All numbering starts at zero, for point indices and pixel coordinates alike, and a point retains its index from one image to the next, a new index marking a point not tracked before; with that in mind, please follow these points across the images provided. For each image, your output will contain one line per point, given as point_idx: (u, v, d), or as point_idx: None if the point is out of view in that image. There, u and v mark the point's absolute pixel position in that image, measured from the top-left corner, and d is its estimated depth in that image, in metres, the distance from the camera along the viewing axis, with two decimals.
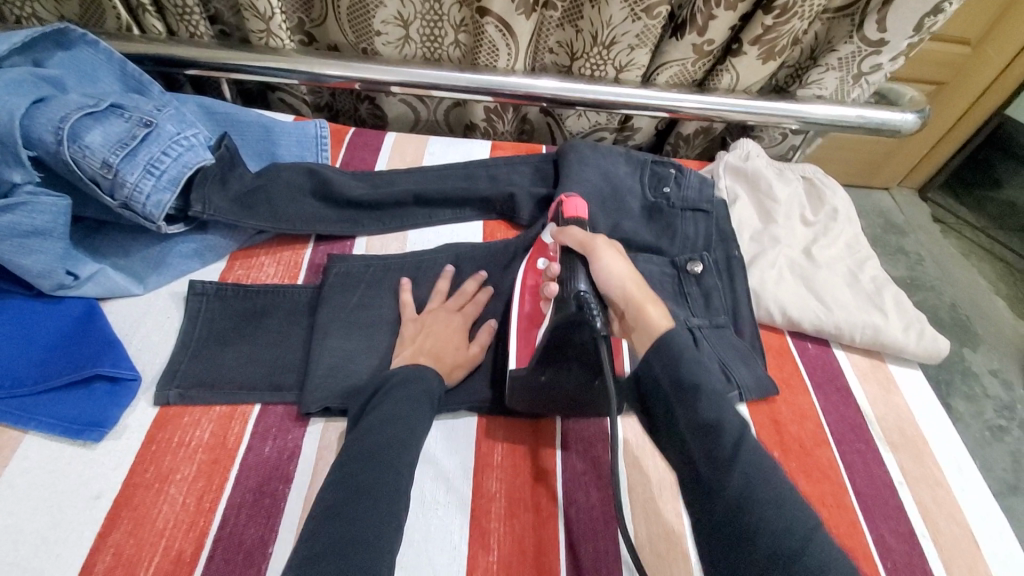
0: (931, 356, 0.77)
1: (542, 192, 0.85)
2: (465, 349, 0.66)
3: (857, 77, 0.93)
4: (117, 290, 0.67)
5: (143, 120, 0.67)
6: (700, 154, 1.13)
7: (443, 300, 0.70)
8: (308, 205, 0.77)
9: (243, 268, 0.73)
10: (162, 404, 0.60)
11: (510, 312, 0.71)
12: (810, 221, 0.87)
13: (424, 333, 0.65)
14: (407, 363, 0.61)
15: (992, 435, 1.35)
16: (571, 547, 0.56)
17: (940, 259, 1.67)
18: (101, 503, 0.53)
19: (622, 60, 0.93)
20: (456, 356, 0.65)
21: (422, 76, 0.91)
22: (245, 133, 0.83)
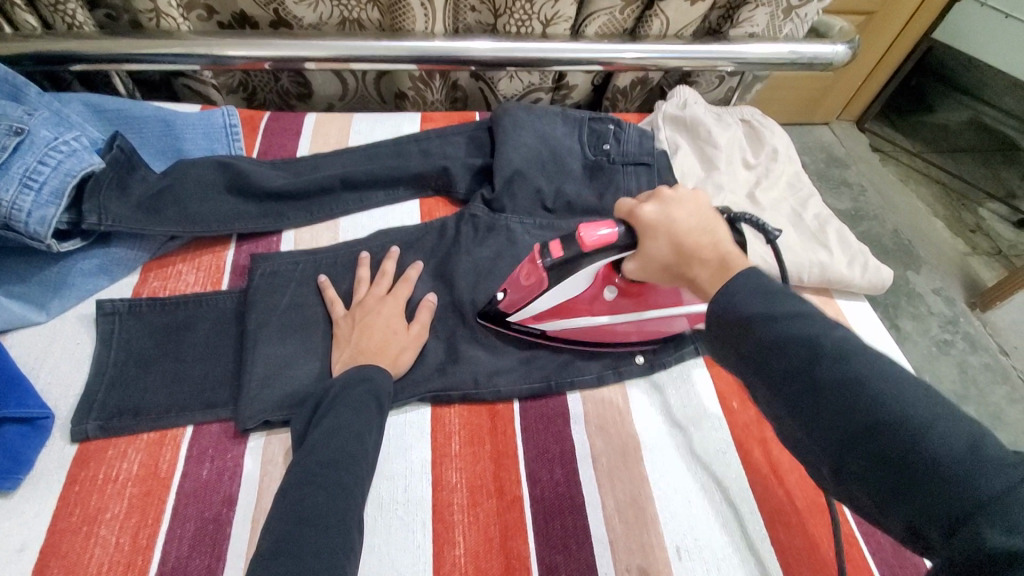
0: (875, 287, 0.78)
1: (478, 162, 0.81)
2: (411, 338, 0.63)
3: (788, 11, 0.92)
4: (15, 321, 0.60)
5: (11, 128, 0.59)
6: (639, 105, 1.10)
7: (386, 287, 0.66)
8: (224, 203, 0.71)
9: (159, 280, 0.67)
10: (81, 439, 0.55)
11: (596, 333, 0.65)
12: (751, 164, 0.86)
13: (366, 327, 0.61)
14: (354, 366, 0.57)
15: (938, 349, 1.42)
16: (538, 526, 0.55)
17: (880, 187, 1.71)
18: (25, 556, 0.48)
19: (548, 13, 0.88)
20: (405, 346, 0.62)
21: (337, 49, 0.84)
22: (144, 130, 0.74)
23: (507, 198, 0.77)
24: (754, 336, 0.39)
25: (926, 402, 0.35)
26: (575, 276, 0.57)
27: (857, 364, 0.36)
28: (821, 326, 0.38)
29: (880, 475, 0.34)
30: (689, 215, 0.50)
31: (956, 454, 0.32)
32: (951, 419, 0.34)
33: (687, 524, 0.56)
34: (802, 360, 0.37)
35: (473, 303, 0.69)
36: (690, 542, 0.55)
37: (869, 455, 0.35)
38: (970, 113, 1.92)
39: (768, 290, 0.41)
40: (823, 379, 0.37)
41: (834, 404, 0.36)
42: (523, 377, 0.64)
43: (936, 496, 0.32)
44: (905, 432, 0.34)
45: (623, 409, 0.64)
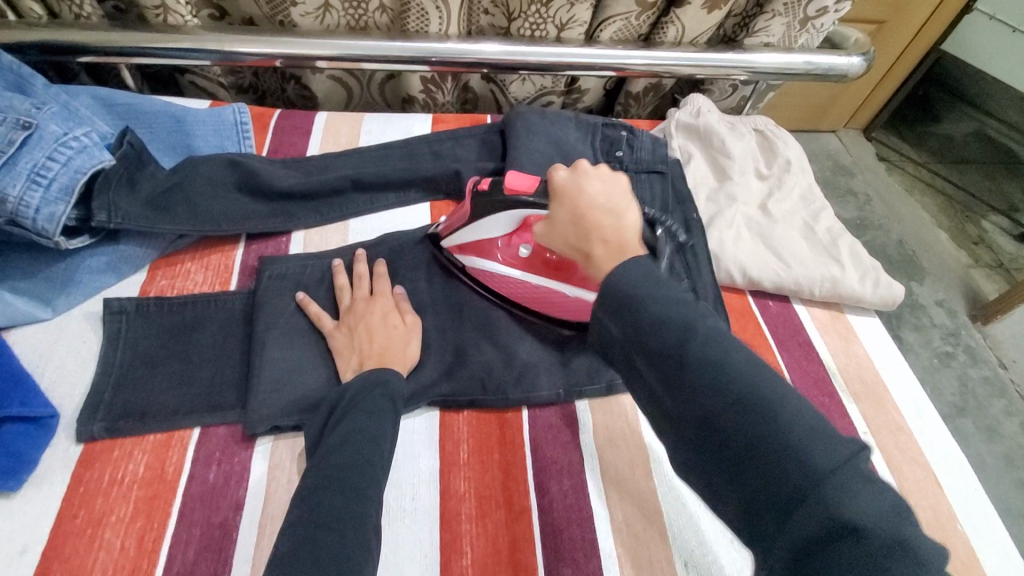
0: (887, 302, 0.77)
1: (489, 165, 0.80)
2: (417, 346, 0.62)
3: (804, 21, 0.92)
4: (20, 318, 0.59)
5: (20, 122, 0.58)
6: (650, 113, 1.09)
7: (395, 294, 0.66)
8: (233, 201, 0.70)
9: (167, 278, 0.66)
10: (86, 440, 0.54)
11: (511, 293, 0.67)
12: (763, 175, 0.85)
13: (377, 331, 0.61)
14: (365, 372, 0.56)
15: (940, 361, 1.42)
16: (546, 539, 0.54)
17: (887, 198, 1.71)
18: (28, 557, 0.48)
19: (563, 17, 0.88)
20: (408, 345, 0.62)
21: (349, 49, 0.83)
22: (153, 126, 0.74)
23: None
24: (634, 316, 0.41)
25: (778, 389, 0.38)
26: (492, 215, 0.63)
27: (720, 348, 0.39)
28: (693, 313, 0.41)
29: (734, 457, 0.36)
30: (600, 189, 0.51)
31: (798, 436, 0.35)
32: (795, 404, 0.37)
33: (695, 540, 0.56)
34: (674, 344, 0.39)
35: (482, 309, 0.68)
36: (697, 556, 0.55)
37: (723, 439, 0.37)
38: (977, 126, 1.92)
39: (654, 279, 0.43)
40: (693, 361, 0.39)
41: (703, 387, 0.38)
42: (532, 385, 0.63)
43: (777, 477, 0.35)
44: (756, 412, 0.36)
45: (633, 421, 0.63)
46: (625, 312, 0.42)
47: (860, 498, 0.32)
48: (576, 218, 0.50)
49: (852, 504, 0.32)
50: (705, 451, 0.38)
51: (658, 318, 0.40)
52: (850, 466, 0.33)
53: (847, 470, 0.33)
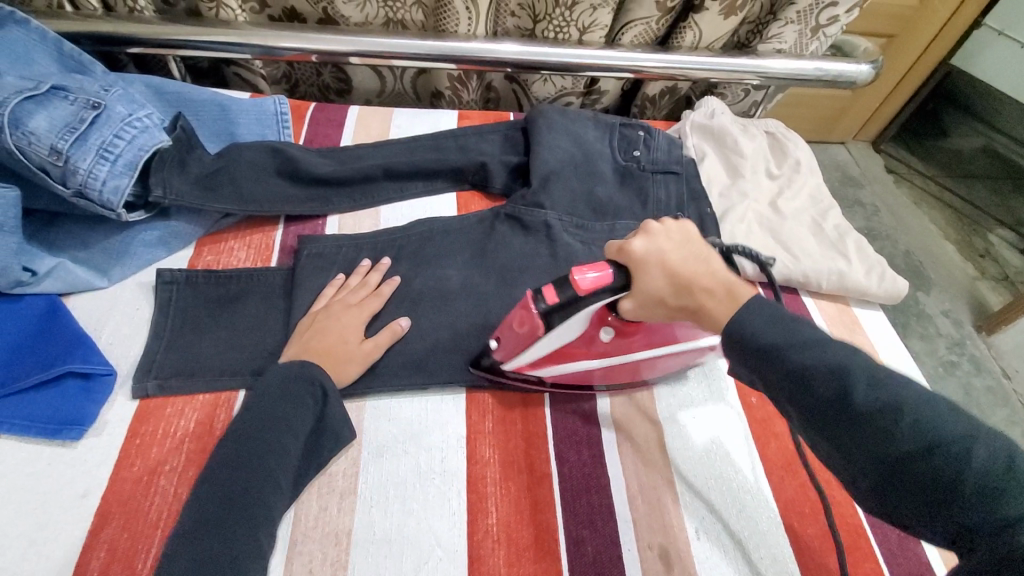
0: (892, 296, 0.81)
1: (513, 159, 0.84)
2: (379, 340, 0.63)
3: (816, 29, 0.96)
4: (80, 285, 0.64)
5: (90, 102, 0.63)
6: (666, 114, 1.14)
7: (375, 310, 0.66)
8: (274, 185, 0.74)
9: (213, 254, 0.71)
10: (140, 397, 0.58)
11: (584, 375, 0.64)
12: (775, 174, 0.89)
13: (340, 325, 0.62)
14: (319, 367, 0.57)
15: (944, 369, 1.44)
16: (565, 502, 0.58)
17: (893, 208, 1.74)
18: (88, 500, 0.52)
19: (586, 21, 0.92)
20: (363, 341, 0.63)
21: (381, 46, 0.87)
22: (201, 114, 0.79)
23: (543, 195, 0.79)
24: (778, 366, 0.42)
25: (963, 422, 0.38)
26: (568, 323, 0.55)
27: (888, 387, 0.40)
28: (844, 353, 0.42)
29: (926, 495, 0.37)
30: (680, 245, 0.52)
31: (997, 471, 0.36)
32: (989, 436, 0.37)
33: (707, 508, 0.59)
34: (830, 387, 0.40)
35: (504, 293, 0.72)
36: (708, 523, 0.58)
37: (911, 475, 0.38)
38: (983, 141, 1.95)
39: (782, 321, 0.44)
40: (863, 405, 0.39)
41: (875, 432, 0.39)
42: None
43: (976, 507, 0.36)
44: (941, 449, 0.37)
45: (646, 399, 0.67)
46: (765, 365, 0.43)
47: None
48: (676, 283, 0.51)
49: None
50: (879, 486, 0.39)
51: (809, 361, 0.41)
52: None
53: None
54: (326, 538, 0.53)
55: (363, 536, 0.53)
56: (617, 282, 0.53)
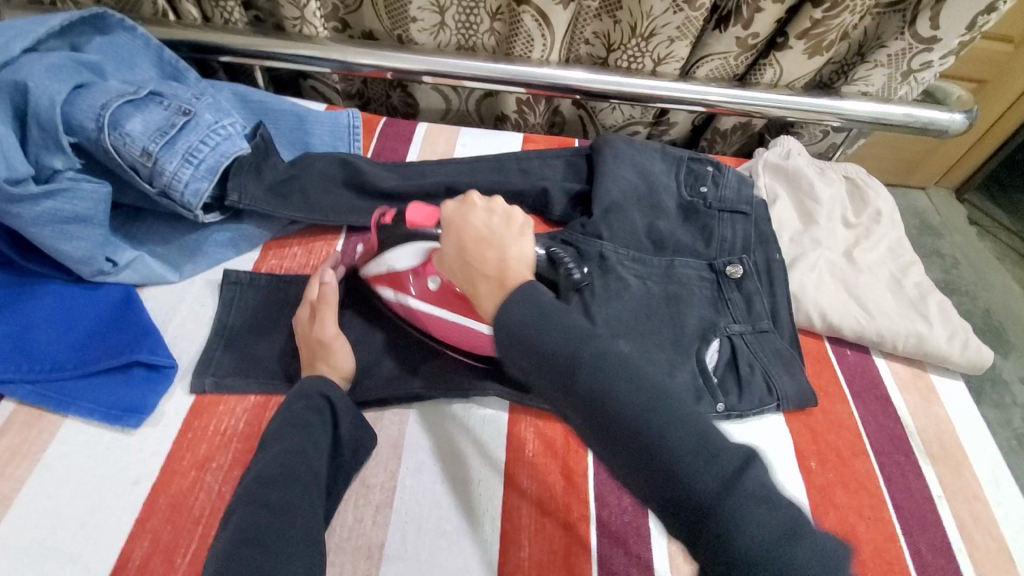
0: (974, 366, 0.74)
1: (575, 187, 0.83)
2: (334, 326, 0.62)
3: (907, 74, 0.90)
4: (154, 278, 0.67)
5: (181, 109, 0.66)
6: (736, 150, 1.10)
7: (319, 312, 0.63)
8: (340, 195, 0.76)
9: (277, 258, 0.73)
10: (197, 392, 0.60)
11: (421, 321, 0.65)
12: (851, 223, 0.84)
13: (297, 328, 0.64)
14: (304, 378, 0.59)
15: (1019, 444, 1.31)
16: (602, 551, 0.55)
17: (975, 263, 1.61)
18: (139, 489, 0.54)
19: (661, 52, 0.90)
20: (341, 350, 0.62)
21: (454, 68, 0.89)
22: (280, 122, 0.82)
23: (603, 226, 0.78)
24: (520, 353, 0.44)
25: (669, 412, 0.40)
26: (399, 251, 0.64)
27: (609, 374, 0.41)
28: (582, 339, 0.43)
29: (642, 482, 0.39)
30: (484, 220, 0.56)
31: (689, 456, 0.38)
32: (688, 423, 0.40)
33: None
34: (563, 361, 0.42)
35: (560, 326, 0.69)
36: None
37: (627, 462, 0.39)
38: None
39: (543, 309, 0.45)
40: (584, 392, 0.41)
41: (598, 419, 0.41)
42: None
43: (683, 498, 0.37)
44: (651, 436, 0.39)
45: None
46: (516, 349, 0.44)
47: (764, 517, 0.35)
48: (462, 252, 0.54)
49: (752, 522, 0.35)
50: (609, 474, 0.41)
51: (548, 336, 0.43)
52: (744, 489, 0.36)
53: (738, 492, 0.36)
54: (358, 552, 0.53)
55: (395, 555, 0.53)
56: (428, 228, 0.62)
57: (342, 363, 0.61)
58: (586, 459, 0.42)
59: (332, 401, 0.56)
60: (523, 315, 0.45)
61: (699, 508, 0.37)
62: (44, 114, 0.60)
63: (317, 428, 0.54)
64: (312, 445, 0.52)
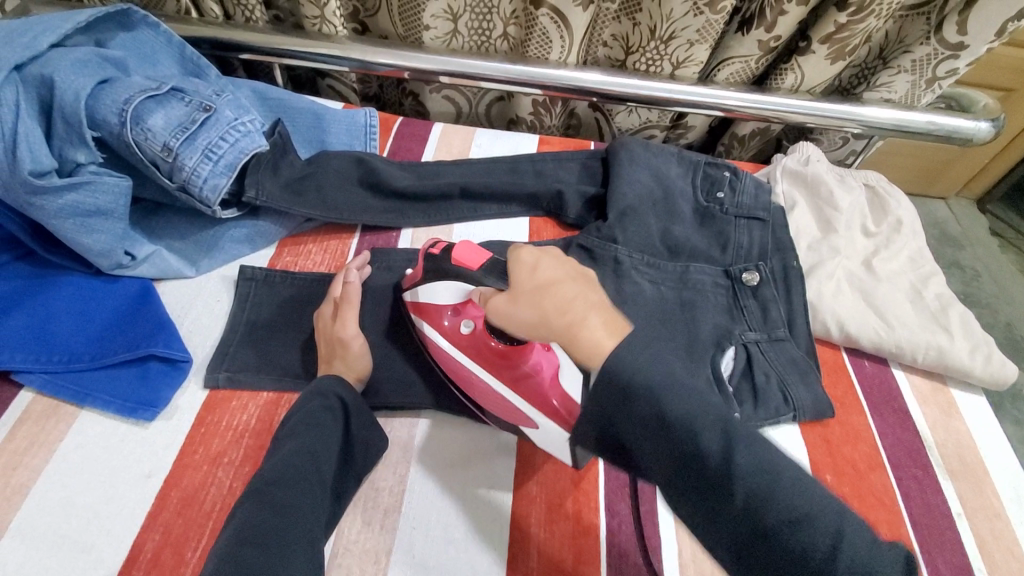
0: (997, 382, 0.72)
1: (591, 190, 0.83)
2: (356, 327, 0.62)
3: (931, 81, 0.88)
4: (171, 272, 0.68)
5: (202, 105, 0.67)
6: (753, 155, 1.09)
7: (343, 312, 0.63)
8: (355, 194, 0.77)
9: (292, 255, 0.74)
10: (211, 387, 0.61)
11: (443, 361, 0.62)
12: (871, 232, 0.82)
13: (318, 323, 0.64)
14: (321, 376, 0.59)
15: None
16: (611, 559, 0.55)
17: (997, 275, 1.57)
18: (151, 482, 0.54)
19: (680, 55, 0.89)
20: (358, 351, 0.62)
21: (471, 68, 0.89)
22: (297, 121, 0.83)
23: (618, 230, 0.77)
24: (640, 413, 0.39)
25: (821, 503, 0.36)
26: (442, 283, 0.61)
27: (746, 450, 0.37)
28: (707, 405, 0.39)
29: (779, 574, 0.35)
30: (559, 270, 0.48)
31: (851, 557, 0.34)
32: (838, 513, 0.36)
33: None
34: (666, 418, 0.38)
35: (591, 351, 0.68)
36: None
37: (763, 548, 0.36)
38: None
39: (655, 365, 0.40)
40: (725, 470, 0.37)
41: (735, 498, 0.36)
42: None
43: None
44: (800, 530, 0.35)
45: None
46: (623, 407, 0.40)
47: None
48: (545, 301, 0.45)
49: None
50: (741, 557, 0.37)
51: (646, 387, 0.39)
52: None
53: None
54: (365, 555, 0.53)
55: (403, 557, 0.53)
56: (475, 268, 0.58)
57: (359, 364, 0.61)
58: (716, 542, 0.38)
59: (346, 400, 0.56)
60: (618, 362, 0.40)
61: None
62: (68, 108, 0.60)
63: (331, 428, 0.54)
64: (323, 444, 0.52)
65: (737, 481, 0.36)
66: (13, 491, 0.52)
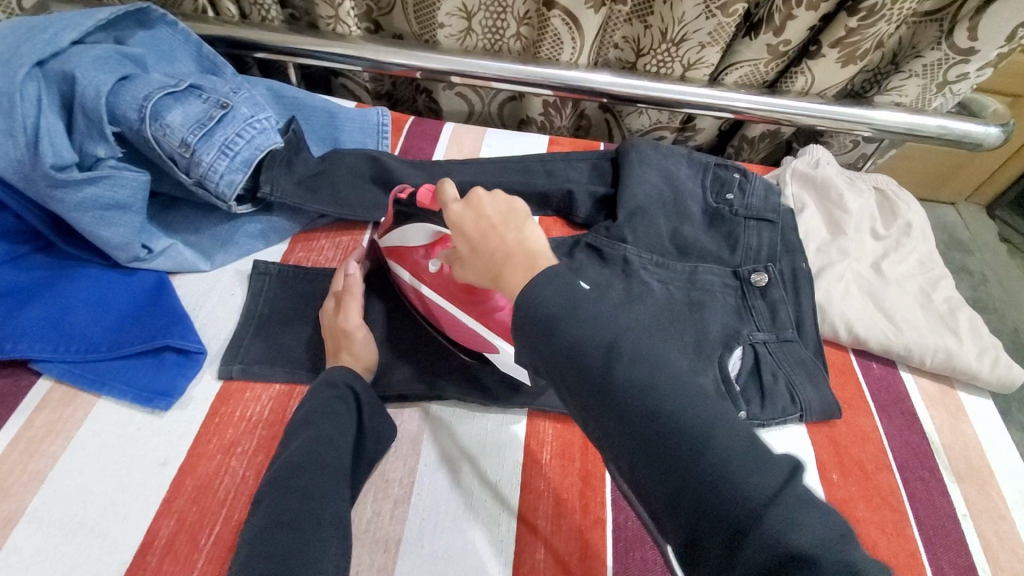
0: (1005, 386, 0.72)
1: (600, 190, 0.83)
2: (358, 318, 0.63)
3: (942, 85, 0.88)
4: (186, 265, 0.69)
5: (219, 102, 0.68)
6: (763, 157, 1.09)
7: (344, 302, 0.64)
8: (367, 191, 0.78)
9: (304, 251, 0.75)
10: (224, 378, 0.62)
11: (423, 305, 0.65)
12: (881, 235, 0.82)
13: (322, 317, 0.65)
14: (330, 368, 0.60)
15: None
16: (617, 554, 0.55)
17: (1005, 281, 1.56)
18: (167, 470, 0.55)
19: (691, 57, 0.90)
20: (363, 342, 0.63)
21: (483, 69, 0.90)
22: (311, 119, 0.84)
23: (628, 229, 0.77)
24: (550, 338, 0.41)
25: (711, 413, 0.39)
26: (408, 230, 0.63)
27: (646, 367, 0.40)
28: (616, 327, 0.42)
29: (670, 475, 0.38)
30: (492, 216, 0.49)
31: (735, 456, 0.37)
32: (729, 425, 0.39)
33: None
34: (598, 364, 0.40)
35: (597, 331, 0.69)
36: None
37: (662, 449, 0.38)
38: None
39: (572, 294, 0.43)
40: (622, 384, 0.40)
41: (635, 408, 0.39)
42: None
43: (731, 501, 0.35)
44: (696, 437, 0.38)
45: None
46: (541, 337, 0.42)
47: (814, 526, 0.34)
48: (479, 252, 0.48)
49: (801, 520, 0.34)
50: (641, 462, 0.39)
51: (580, 337, 0.41)
52: (793, 492, 0.36)
53: (789, 495, 0.35)
54: (376, 545, 0.53)
55: (412, 548, 0.53)
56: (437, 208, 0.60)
57: (364, 353, 0.62)
58: (622, 455, 0.40)
59: (359, 392, 0.57)
60: (535, 291, 0.42)
61: (746, 516, 0.35)
62: (89, 104, 0.61)
63: (345, 417, 0.55)
64: (335, 436, 0.53)
65: (622, 391, 0.40)
66: (32, 477, 0.53)
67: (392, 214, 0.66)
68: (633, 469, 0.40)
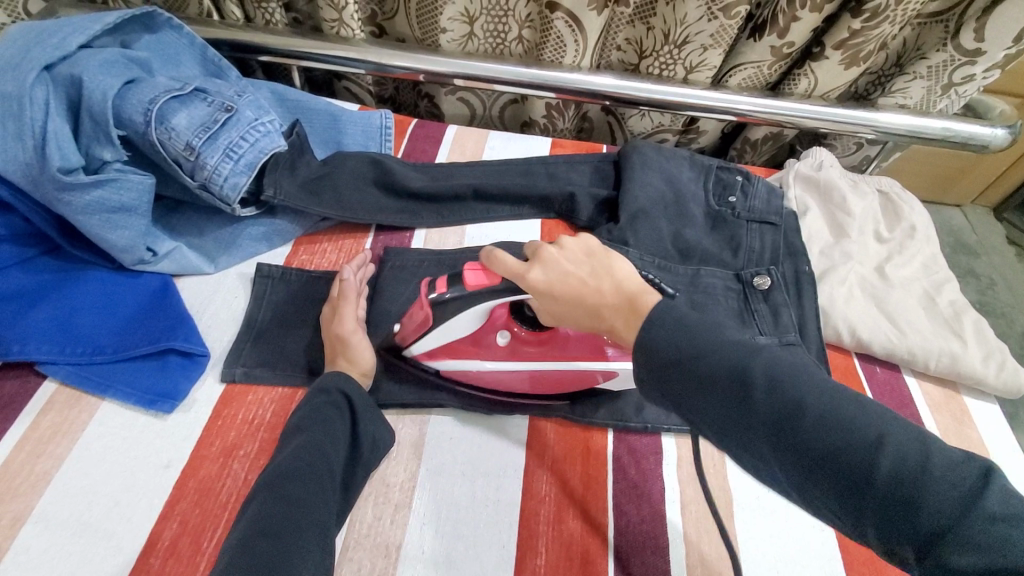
0: (1011, 391, 0.71)
1: (603, 193, 0.83)
2: (352, 321, 0.64)
3: (947, 87, 0.88)
4: (190, 268, 0.70)
5: (224, 105, 0.68)
6: (766, 160, 1.09)
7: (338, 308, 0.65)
8: (369, 195, 0.78)
9: (307, 254, 0.75)
10: (227, 381, 0.62)
11: (489, 381, 0.63)
12: (884, 238, 0.82)
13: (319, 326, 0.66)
14: (325, 373, 0.60)
15: None
16: (618, 558, 0.55)
17: (1013, 284, 1.55)
18: (170, 472, 0.55)
19: (694, 60, 0.89)
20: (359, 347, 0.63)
21: (486, 71, 0.90)
22: (314, 122, 0.84)
23: (630, 232, 0.77)
24: (681, 370, 0.41)
25: (873, 424, 0.37)
26: (455, 317, 0.58)
27: (789, 386, 0.39)
28: (742, 354, 0.41)
29: (841, 493, 0.36)
30: (575, 267, 0.50)
31: (912, 464, 0.35)
32: (898, 429, 0.37)
33: None
34: (735, 390, 0.39)
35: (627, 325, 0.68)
36: None
37: (824, 470, 0.37)
38: None
39: (684, 325, 0.43)
40: (763, 410, 0.39)
41: (788, 433, 0.38)
42: (623, 409, 0.64)
43: (910, 515, 0.34)
44: (857, 448, 0.36)
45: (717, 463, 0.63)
46: (675, 370, 0.42)
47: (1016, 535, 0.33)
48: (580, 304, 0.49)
49: (998, 535, 0.33)
50: (807, 481, 0.38)
51: (715, 366, 0.40)
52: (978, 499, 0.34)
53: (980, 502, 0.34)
54: (375, 549, 0.54)
55: (413, 552, 0.53)
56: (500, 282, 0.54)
57: (361, 358, 0.62)
58: (787, 477, 0.39)
59: (360, 395, 0.57)
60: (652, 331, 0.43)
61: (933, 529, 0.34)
62: (96, 107, 0.62)
63: (342, 423, 0.55)
64: (336, 439, 0.53)
65: (775, 416, 0.38)
66: (37, 478, 0.54)
67: (426, 310, 0.58)
68: (806, 492, 0.38)
